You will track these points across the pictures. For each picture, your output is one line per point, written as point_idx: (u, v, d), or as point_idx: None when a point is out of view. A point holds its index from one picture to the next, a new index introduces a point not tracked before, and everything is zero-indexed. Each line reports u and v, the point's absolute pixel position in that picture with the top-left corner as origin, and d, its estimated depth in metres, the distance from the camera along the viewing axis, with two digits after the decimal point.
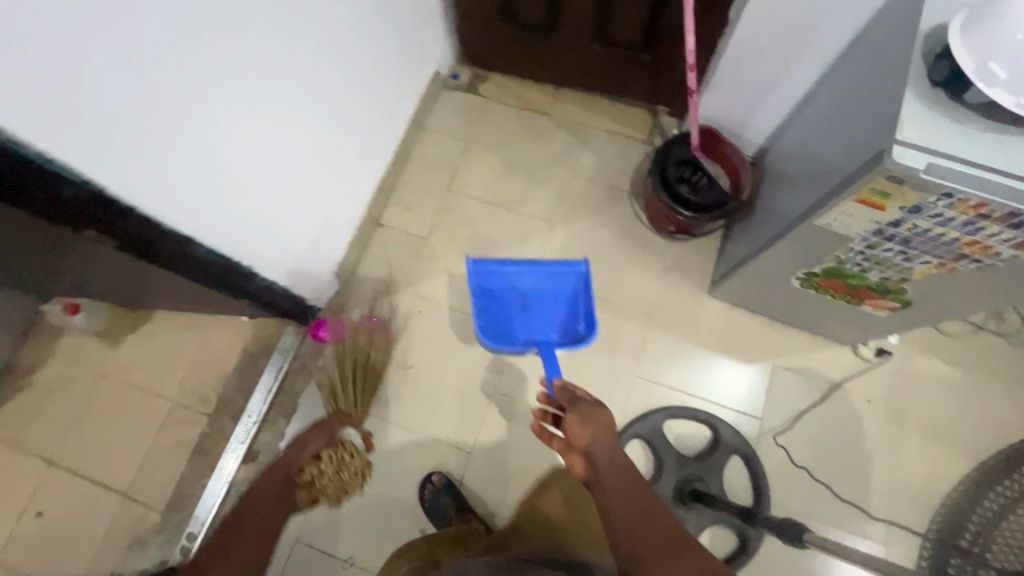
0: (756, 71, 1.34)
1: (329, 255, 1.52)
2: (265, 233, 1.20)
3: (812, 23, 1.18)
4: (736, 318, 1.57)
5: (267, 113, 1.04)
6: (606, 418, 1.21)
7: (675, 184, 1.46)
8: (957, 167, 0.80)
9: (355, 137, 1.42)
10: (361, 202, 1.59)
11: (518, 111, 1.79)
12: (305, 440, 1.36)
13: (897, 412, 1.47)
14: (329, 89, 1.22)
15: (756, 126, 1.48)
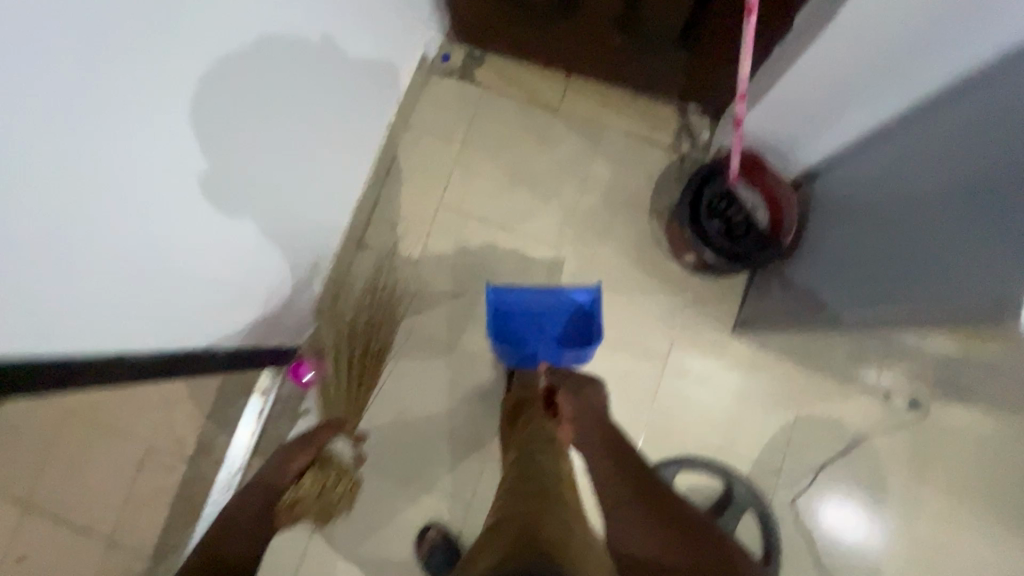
0: (821, 97, 1.08)
1: (302, 291, 1.33)
2: (224, 309, 1.00)
3: (909, 55, 0.91)
4: (759, 361, 1.43)
5: (212, 193, 0.81)
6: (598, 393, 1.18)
7: (706, 219, 1.24)
8: None
9: (325, 163, 1.17)
10: (333, 228, 1.36)
11: (520, 105, 1.51)
12: (287, 453, 1.11)
13: (924, 466, 1.36)
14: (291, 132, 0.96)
15: (806, 150, 1.25)
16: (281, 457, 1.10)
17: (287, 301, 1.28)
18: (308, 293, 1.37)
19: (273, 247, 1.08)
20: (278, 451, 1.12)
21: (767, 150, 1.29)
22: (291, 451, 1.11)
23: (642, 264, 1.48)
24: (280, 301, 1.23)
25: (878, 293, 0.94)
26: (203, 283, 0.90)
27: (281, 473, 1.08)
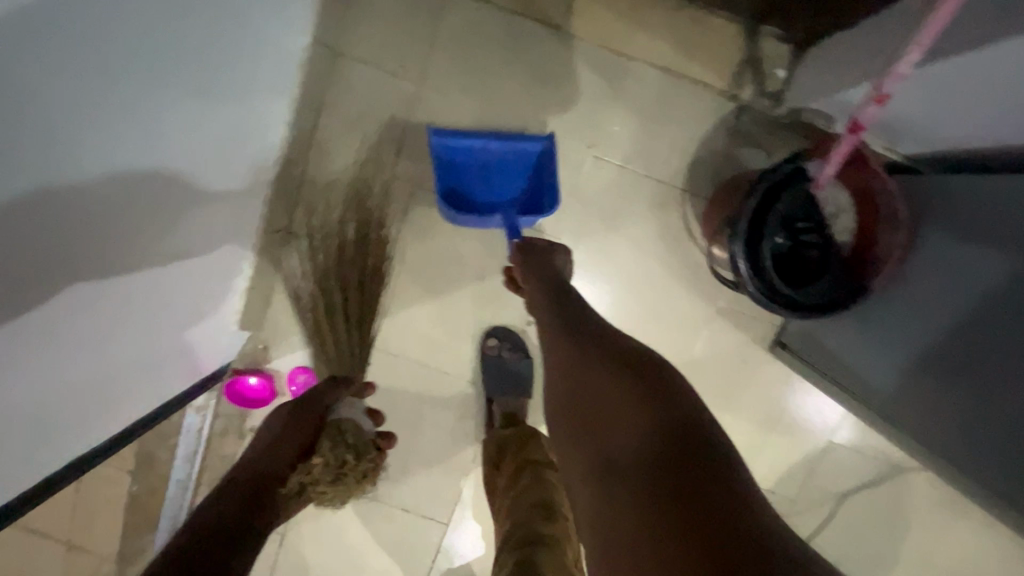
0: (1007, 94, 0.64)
1: (198, 298, 0.99)
2: (65, 329, 0.64)
3: None
4: (794, 383, 1.17)
5: (22, 116, 0.48)
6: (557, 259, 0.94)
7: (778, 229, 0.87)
8: None
9: (202, 90, 0.75)
10: (217, 223, 0.95)
11: (504, 18, 1.02)
12: (284, 430, 0.84)
13: (958, 497, 1.20)
14: (150, 30, 0.61)
15: (949, 127, 0.79)
16: (274, 431, 0.85)
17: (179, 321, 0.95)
18: (214, 295, 1.04)
19: (143, 207, 0.73)
20: (266, 428, 0.86)
21: (890, 118, 0.87)
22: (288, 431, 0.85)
23: (665, 261, 1.11)
24: (161, 327, 0.89)
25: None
26: (15, 267, 0.52)
27: (269, 458, 0.78)
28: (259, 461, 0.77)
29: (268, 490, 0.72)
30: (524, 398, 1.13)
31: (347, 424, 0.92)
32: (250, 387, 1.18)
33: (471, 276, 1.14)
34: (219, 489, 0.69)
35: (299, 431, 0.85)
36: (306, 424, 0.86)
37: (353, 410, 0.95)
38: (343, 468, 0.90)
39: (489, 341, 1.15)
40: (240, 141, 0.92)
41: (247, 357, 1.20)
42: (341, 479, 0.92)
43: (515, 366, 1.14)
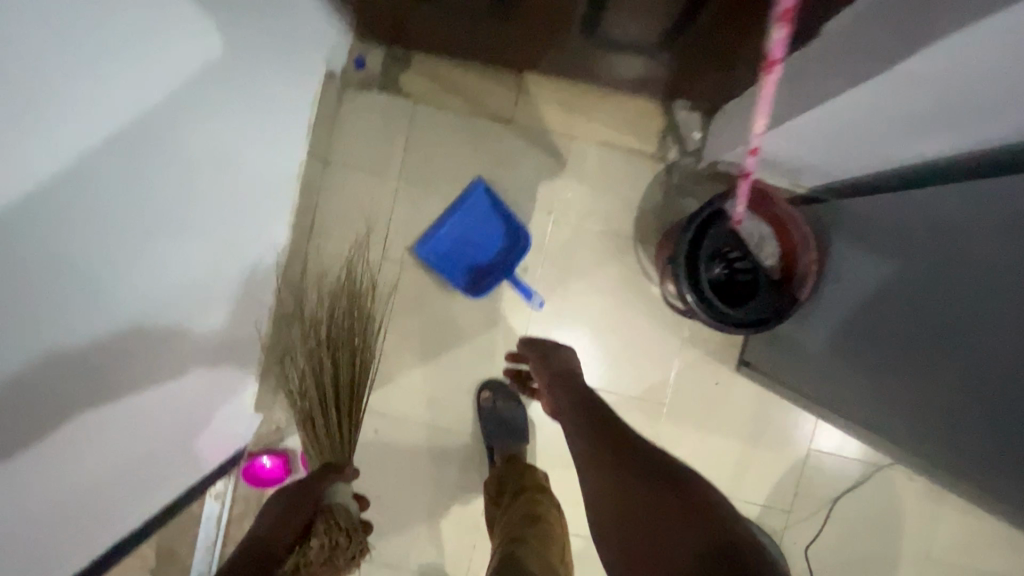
0: (856, 134, 0.81)
1: (216, 389, 1.09)
2: (113, 415, 0.75)
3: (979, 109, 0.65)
4: (765, 398, 1.28)
5: (102, 236, 0.63)
6: (565, 355, 1.11)
7: (704, 262, 1.01)
8: None
9: (228, 204, 0.92)
10: (238, 316, 1.09)
11: (464, 121, 1.22)
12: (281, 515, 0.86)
13: (937, 489, 1.28)
14: (194, 166, 0.78)
15: (830, 161, 0.97)
16: (272, 515, 0.86)
17: (199, 412, 1.04)
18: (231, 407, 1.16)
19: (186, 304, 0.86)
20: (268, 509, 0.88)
21: (784, 163, 1.05)
22: (297, 508, 0.87)
23: (630, 302, 1.26)
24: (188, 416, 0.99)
25: (938, 342, 0.74)
26: (89, 343, 0.65)
27: (275, 537, 0.82)
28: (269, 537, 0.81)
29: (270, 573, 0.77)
30: (522, 445, 1.22)
31: (338, 509, 0.91)
32: (264, 468, 1.25)
33: (460, 339, 1.27)
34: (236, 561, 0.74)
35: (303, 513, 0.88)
36: (314, 506, 0.90)
37: (344, 495, 0.94)
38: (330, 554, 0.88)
39: (483, 395, 1.26)
40: (254, 244, 1.07)
41: (261, 440, 1.28)
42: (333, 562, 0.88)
43: (510, 416, 1.24)
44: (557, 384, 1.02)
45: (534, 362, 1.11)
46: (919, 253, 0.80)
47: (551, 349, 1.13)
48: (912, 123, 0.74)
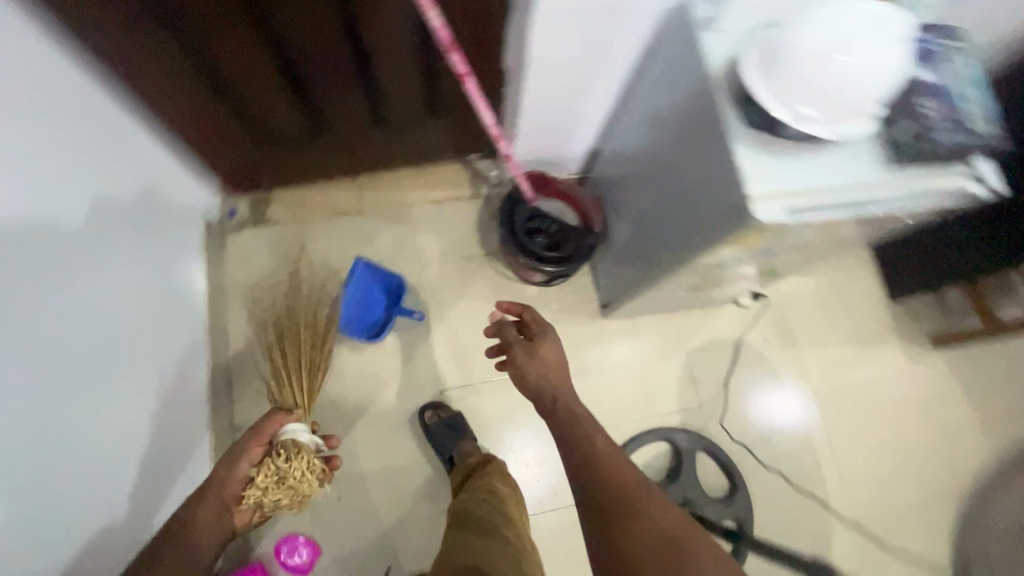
0: (562, 109, 1.26)
1: (172, 484, 1.19)
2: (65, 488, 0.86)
3: (596, 62, 1.10)
4: (636, 327, 1.59)
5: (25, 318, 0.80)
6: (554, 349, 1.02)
7: (524, 237, 1.38)
8: (813, 198, 0.80)
9: (132, 318, 1.11)
10: (171, 421, 1.22)
11: (324, 222, 1.55)
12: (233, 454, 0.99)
13: (788, 338, 1.62)
14: (93, 281, 0.99)
15: (571, 142, 1.41)
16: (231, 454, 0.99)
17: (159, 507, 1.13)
18: None
19: (111, 398, 1.00)
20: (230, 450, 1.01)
21: (547, 161, 1.48)
22: (242, 452, 0.98)
23: (504, 301, 1.56)
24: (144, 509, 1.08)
25: (658, 198, 1.11)
26: (28, 415, 0.79)
27: (221, 480, 0.94)
28: (216, 479, 0.94)
29: (215, 519, 0.89)
30: (466, 446, 1.38)
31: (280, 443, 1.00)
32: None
33: (383, 385, 1.46)
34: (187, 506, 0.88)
35: (249, 457, 0.99)
36: (255, 447, 0.99)
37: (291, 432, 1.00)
38: (277, 485, 0.98)
39: (426, 416, 1.43)
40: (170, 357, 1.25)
41: (233, 557, 1.33)
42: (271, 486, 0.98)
43: (451, 426, 1.41)
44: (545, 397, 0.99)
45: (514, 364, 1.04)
46: (641, 159, 1.19)
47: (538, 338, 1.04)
48: (573, 86, 1.19)
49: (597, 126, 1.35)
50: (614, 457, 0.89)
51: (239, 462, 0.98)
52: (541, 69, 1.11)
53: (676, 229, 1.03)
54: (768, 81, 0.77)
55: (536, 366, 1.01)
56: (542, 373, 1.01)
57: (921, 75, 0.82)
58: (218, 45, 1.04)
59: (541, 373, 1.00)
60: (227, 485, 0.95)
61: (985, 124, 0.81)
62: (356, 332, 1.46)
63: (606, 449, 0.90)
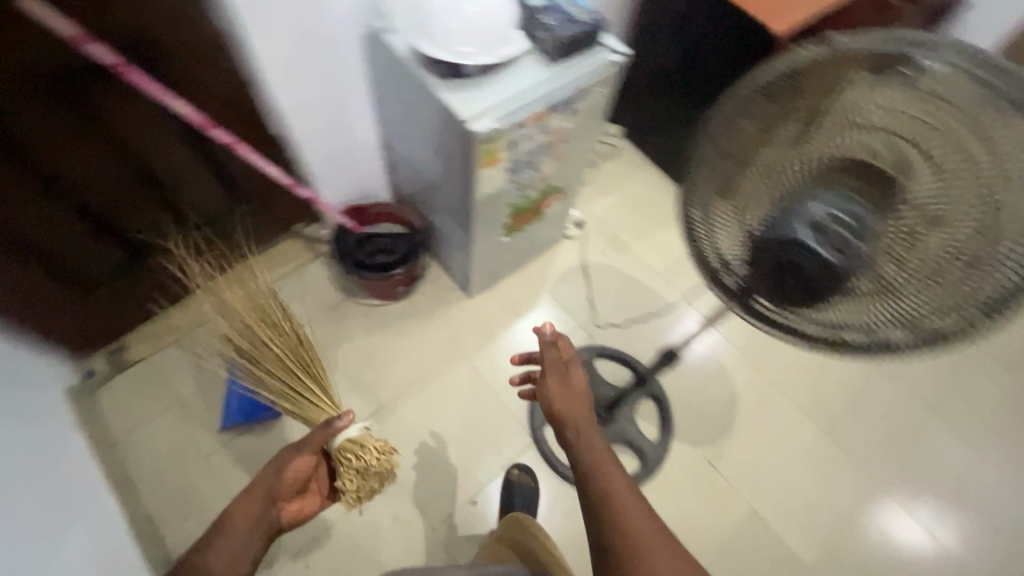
0: (338, 146, 1.49)
1: None
2: None
3: (338, 96, 1.35)
4: (500, 291, 1.81)
5: None
6: (580, 381, 1.08)
7: (366, 259, 1.57)
8: (507, 105, 1.07)
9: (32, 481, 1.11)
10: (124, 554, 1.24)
11: (188, 338, 1.62)
12: (283, 466, 1.05)
13: (618, 241, 1.93)
14: None
15: (368, 172, 1.64)
16: (280, 465, 1.05)
17: None
18: None
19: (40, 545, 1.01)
20: (273, 464, 1.06)
21: (358, 197, 1.69)
22: (292, 457, 1.07)
23: (382, 324, 1.71)
24: None
25: (438, 172, 1.37)
26: None
27: (270, 482, 1.02)
28: (267, 481, 1.02)
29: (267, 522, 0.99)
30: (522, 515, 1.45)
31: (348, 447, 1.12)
32: None
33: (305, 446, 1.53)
34: (236, 504, 0.97)
35: (303, 463, 1.08)
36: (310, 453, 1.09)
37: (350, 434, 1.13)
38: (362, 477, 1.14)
39: (512, 471, 1.54)
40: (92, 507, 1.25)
41: None
42: (348, 484, 1.13)
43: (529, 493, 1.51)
44: (563, 423, 1.05)
45: (546, 387, 1.09)
46: (414, 153, 1.44)
47: (565, 368, 1.10)
48: (335, 125, 1.43)
49: (378, 151, 1.59)
50: (619, 482, 0.94)
51: (287, 469, 1.06)
52: (297, 118, 1.34)
53: (462, 188, 1.25)
54: (431, 45, 1.06)
55: (564, 391, 1.07)
56: (566, 403, 1.06)
57: (530, 2, 1.13)
58: (7, 220, 1.16)
59: (565, 399, 1.06)
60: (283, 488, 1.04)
61: (588, 14, 1.13)
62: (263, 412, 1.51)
63: (618, 486, 0.93)
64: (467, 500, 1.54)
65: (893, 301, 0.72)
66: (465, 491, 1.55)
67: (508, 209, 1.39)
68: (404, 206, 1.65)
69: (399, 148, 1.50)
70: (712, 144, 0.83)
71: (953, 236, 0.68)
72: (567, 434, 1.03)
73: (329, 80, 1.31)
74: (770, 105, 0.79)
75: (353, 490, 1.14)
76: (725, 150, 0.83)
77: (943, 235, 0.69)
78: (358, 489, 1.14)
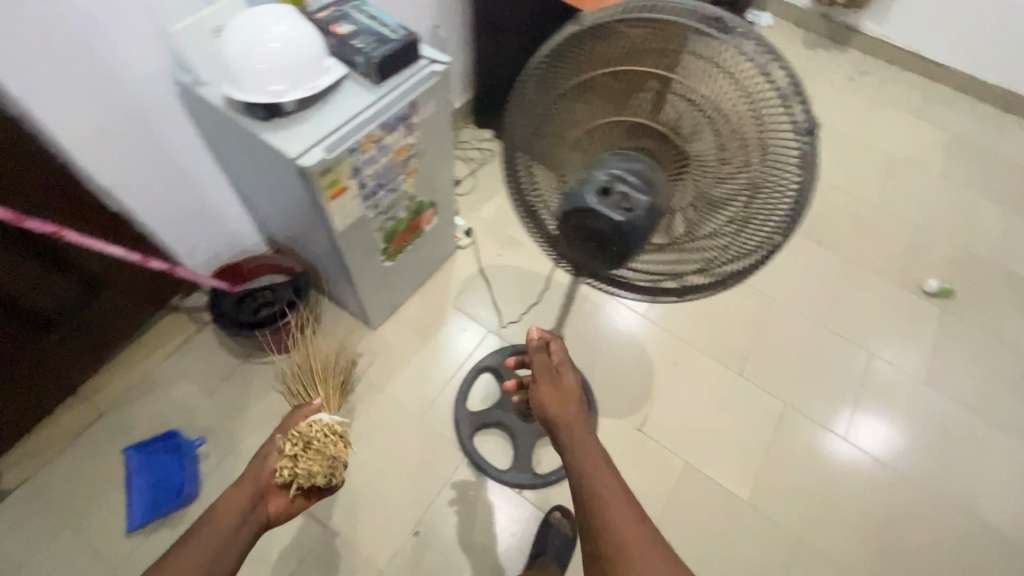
0: (187, 209, 1.41)
1: None
2: None
3: (169, 159, 1.29)
4: (404, 316, 1.79)
5: None
6: (571, 385, 1.07)
7: (249, 317, 1.50)
8: (335, 134, 1.07)
9: None
10: None
11: (72, 447, 1.49)
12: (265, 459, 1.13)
13: (511, 240, 1.96)
14: None
15: (231, 230, 1.57)
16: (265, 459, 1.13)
17: None
18: None
19: None
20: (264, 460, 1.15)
21: (229, 257, 1.62)
22: (273, 447, 1.15)
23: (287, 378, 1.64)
24: None
25: (295, 213, 1.33)
26: None
27: (256, 474, 1.09)
28: (251, 472, 1.09)
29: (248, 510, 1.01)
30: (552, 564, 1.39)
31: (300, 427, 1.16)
32: None
33: None
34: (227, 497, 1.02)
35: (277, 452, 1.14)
36: (278, 441, 1.14)
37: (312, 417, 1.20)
38: (305, 452, 1.11)
39: (555, 515, 1.48)
40: None
41: None
42: (300, 459, 1.10)
43: (566, 538, 1.45)
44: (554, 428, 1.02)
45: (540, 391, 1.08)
46: (270, 199, 1.39)
47: (555, 372, 1.09)
48: (177, 188, 1.36)
49: (237, 206, 1.53)
50: (610, 483, 0.89)
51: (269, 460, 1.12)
52: (129, 190, 1.27)
53: (321, 224, 1.22)
54: (241, 90, 1.03)
55: (555, 392, 1.06)
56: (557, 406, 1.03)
57: (340, 30, 1.14)
58: None
59: (556, 403, 1.04)
60: (262, 478, 1.09)
61: (399, 31, 1.15)
62: (174, 503, 1.42)
63: (612, 497, 0.87)
64: (410, 531, 1.49)
65: (673, 262, 0.82)
66: (408, 523, 1.50)
67: (380, 233, 1.38)
68: (279, 255, 1.60)
69: (255, 198, 1.45)
70: (521, 119, 0.79)
71: (718, 220, 0.74)
72: (561, 438, 0.99)
73: (153, 144, 1.24)
74: (561, 75, 0.73)
75: (296, 470, 1.09)
76: (542, 106, 0.77)
77: (715, 219, 0.74)
78: (301, 466, 1.09)
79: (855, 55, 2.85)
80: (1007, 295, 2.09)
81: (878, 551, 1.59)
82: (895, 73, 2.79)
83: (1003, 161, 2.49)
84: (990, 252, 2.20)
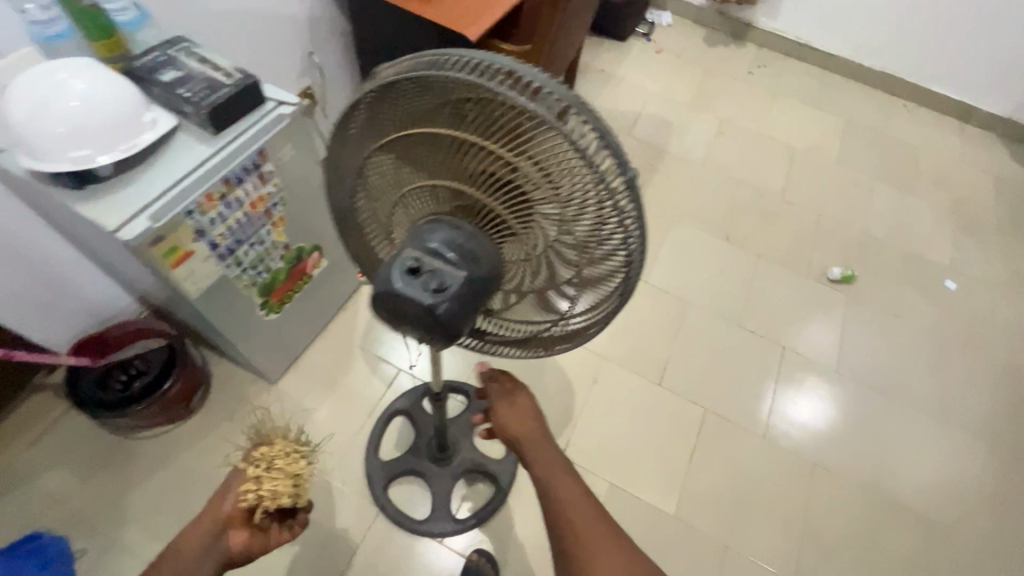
0: (25, 284, 1.25)
1: None
2: None
3: None
4: (308, 364, 1.67)
5: None
6: (531, 412, 0.94)
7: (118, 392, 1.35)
8: (164, 197, 0.95)
9: None
10: None
11: None
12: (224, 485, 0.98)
13: None
14: None
15: (92, 298, 1.41)
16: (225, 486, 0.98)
17: None
18: None
19: None
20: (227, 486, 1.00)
21: (94, 326, 1.45)
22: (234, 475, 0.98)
23: (175, 450, 1.48)
24: None
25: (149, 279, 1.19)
26: None
27: (218, 503, 0.95)
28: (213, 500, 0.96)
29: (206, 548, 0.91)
30: None
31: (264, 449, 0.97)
32: None
33: None
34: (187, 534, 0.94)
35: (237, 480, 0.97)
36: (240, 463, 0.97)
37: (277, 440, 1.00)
38: (269, 472, 0.94)
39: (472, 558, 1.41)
40: None
41: None
42: (260, 485, 0.92)
43: None
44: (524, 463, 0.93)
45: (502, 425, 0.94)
46: (122, 264, 1.25)
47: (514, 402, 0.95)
48: (7, 263, 1.20)
49: (92, 272, 1.37)
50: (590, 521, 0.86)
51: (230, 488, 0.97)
52: None
53: (172, 291, 1.10)
54: (41, 158, 0.90)
55: (518, 426, 0.93)
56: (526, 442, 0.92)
57: (163, 77, 1.01)
58: None
59: (522, 438, 0.93)
60: (225, 508, 0.95)
61: (233, 74, 1.04)
62: None
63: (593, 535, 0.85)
64: None
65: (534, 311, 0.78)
66: None
67: (253, 288, 1.26)
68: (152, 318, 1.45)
69: (108, 263, 1.30)
70: (344, 181, 0.72)
71: (559, 279, 0.69)
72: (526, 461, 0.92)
73: None
74: (366, 135, 0.66)
75: (258, 494, 0.92)
76: (359, 157, 0.68)
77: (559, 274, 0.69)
78: (263, 489, 0.92)
79: (753, 49, 2.93)
80: (904, 275, 2.19)
81: (804, 546, 1.61)
82: (792, 64, 2.89)
83: (893, 143, 2.62)
84: (887, 234, 2.30)
